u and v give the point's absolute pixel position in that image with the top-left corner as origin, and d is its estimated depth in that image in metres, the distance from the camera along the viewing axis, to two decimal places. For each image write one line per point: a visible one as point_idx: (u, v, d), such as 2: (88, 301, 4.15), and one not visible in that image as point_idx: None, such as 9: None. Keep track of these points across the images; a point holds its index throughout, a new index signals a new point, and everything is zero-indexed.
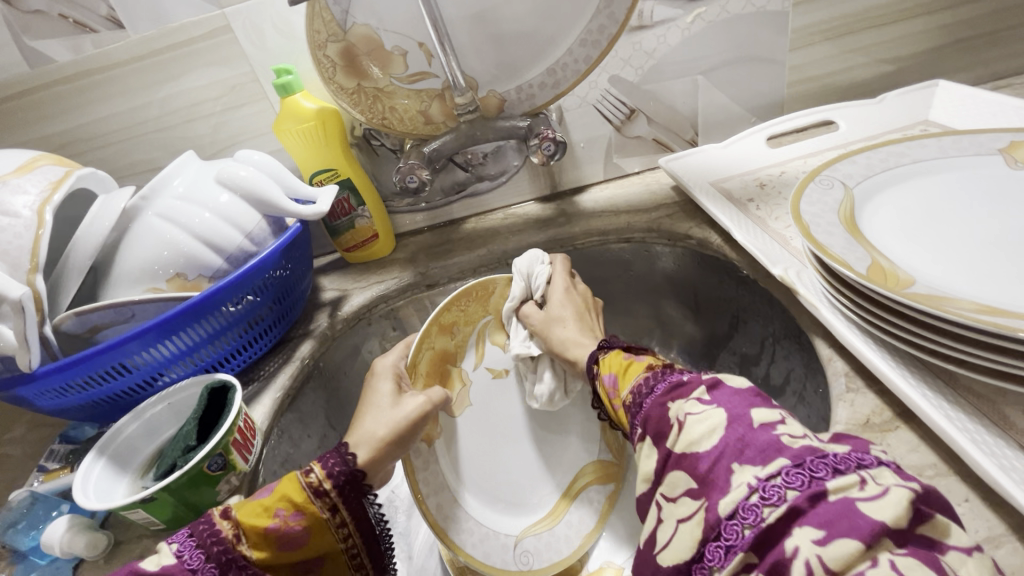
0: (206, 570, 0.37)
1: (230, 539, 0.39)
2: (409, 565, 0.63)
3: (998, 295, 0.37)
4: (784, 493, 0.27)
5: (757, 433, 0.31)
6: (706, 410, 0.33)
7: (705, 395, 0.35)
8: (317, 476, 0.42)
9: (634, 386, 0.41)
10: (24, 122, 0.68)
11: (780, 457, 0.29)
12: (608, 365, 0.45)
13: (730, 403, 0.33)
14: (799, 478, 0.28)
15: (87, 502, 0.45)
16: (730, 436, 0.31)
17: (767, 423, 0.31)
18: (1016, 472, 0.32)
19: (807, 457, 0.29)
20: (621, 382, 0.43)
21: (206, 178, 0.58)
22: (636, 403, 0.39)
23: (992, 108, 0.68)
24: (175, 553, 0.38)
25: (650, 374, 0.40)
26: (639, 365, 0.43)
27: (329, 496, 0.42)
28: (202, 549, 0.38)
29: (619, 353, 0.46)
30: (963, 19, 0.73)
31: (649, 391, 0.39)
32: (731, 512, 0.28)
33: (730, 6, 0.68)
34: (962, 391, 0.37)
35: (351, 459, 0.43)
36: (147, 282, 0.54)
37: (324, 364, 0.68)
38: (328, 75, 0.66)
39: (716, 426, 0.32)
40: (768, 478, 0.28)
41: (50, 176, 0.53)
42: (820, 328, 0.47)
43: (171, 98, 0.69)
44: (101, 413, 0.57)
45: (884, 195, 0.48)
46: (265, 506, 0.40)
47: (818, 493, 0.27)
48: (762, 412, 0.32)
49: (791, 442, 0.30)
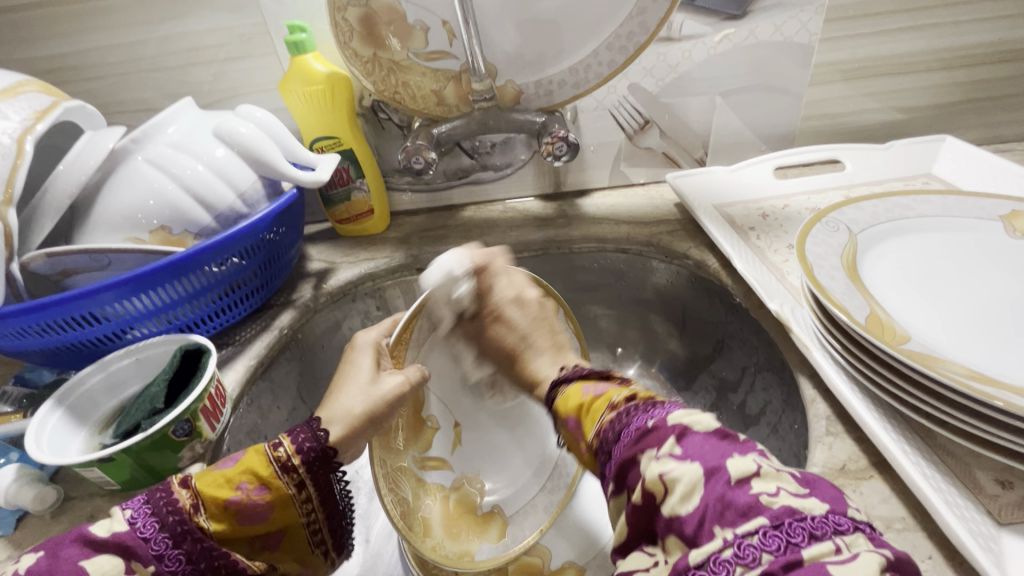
0: (160, 540, 0.35)
1: (188, 509, 0.37)
2: (364, 548, 0.62)
3: (987, 362, 0.38)
4: (760, 556, 0.25)
5: (735, 490, 0.28)
6: (680, 466, 0.30)
7: (676, 447, 0.32)
8: (286, 451, 0.41)
9: (600, 429, 0.38)
10: (11, 41, 0.64)
11: (759, 515, 0.27)
12: (567, 407, 0.43)
13: (703, 453, 0.30)
14: (775, 541, 0.26)
15: (39, 453, 0.43)
16: (710, 492, 0.29)
17: (744, 477, 0.29)
18: (983, 538, 0.33)
19: (786, 518, 0.26)
20: (585, 423, 0.40)
21: (203, 129, 0.55)
22: (605, 451, 0.37)
23: (993, 171, 0.69)
24: (129, 520, 0.36)
25: (614, 415, 0.38)
26: (602, 400, 0.40)
27: (296, 472, 0.41)
28: (157, 518, 0.36)
29: (579, 386, 0.44)
30: (978, 79, 0.75)
31: (615, 436, 0.36)
32: (701, 563, 0.27)
33: (759, 32, 0.68)
34: (938, 450, 0.38)
35: (322, 436, 0.42)
36: (128, 231, 0.51)
37: (302, 336, 0.66)
38: (344, 40, 0.63)
39: (693, 483, 0.29)
40: (745, 536, 0.26)
41: (35, 104, 0.50)
42: (806, 367, 0.48)
43: (174, 39, 0.65)
44: (61, 360, 0.54)
45: (886, 245, 0.49)
46: (228, 478, 0.39)
47: (793, 560, 0.25)
48: (739, 462, 0.29)
49: (770, 502, 0.27)
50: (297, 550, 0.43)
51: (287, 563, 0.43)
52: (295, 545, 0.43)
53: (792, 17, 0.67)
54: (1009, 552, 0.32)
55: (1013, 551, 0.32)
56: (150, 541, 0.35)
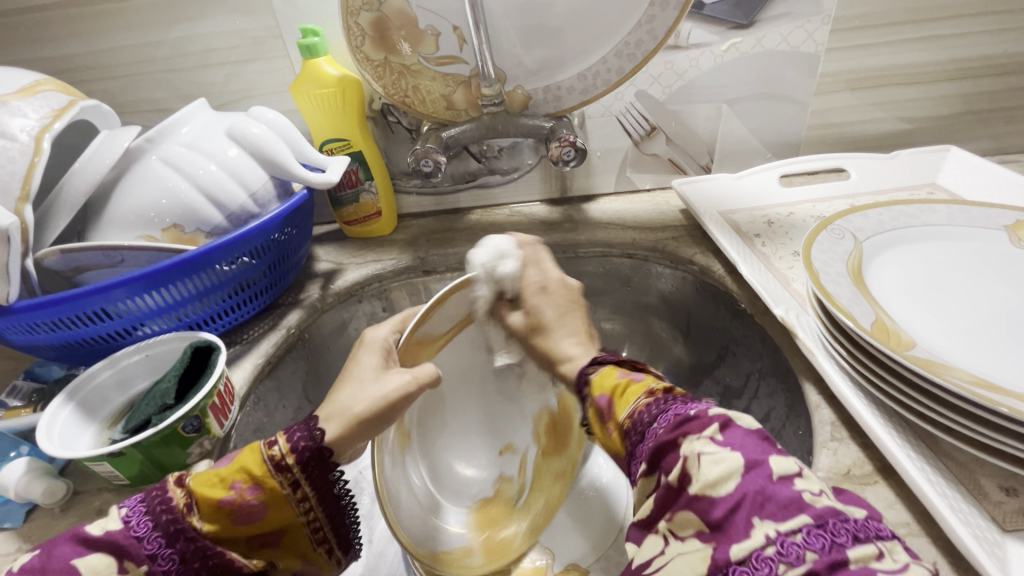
0: (153, 539, 0.36)
1: (181, 509, 0.37)
2: (368, 549, 0.63)
3: (989, 369, 0.38)
4: (804, 553, 0.26)
5: (778, 486, 0.29)
6: (721, 451, 0.31)
7: (718, 433, 0.32)
8: (280, 450, 0.40)
9: (633, 411, 0.38)
10: (28, 41, 0.65)
11: (802, 513, 0.28)
12: (601, 386, 0.42)
13: (744, 446, 0.31)
14: (820, 540, 0.27)
15: (49, 447, 0.44)
16: (749, 485, 0.29)
17: (786, 474, 0.30)
18: (987, 544, 0.33)
19: (830, 519, 0.28)
20: (618, 405, 0.40)
21: (217, 128, 0.56)
22: (639, 431, 0.36)
23: (997, 181, 0.69)
24: (123, 518, 0.37)
25: (651, 400, 0.38)
26: (639, 385, 0.40)
27: (291, 472, 0.40)
28: (150, 517, 0.37)
29: (613, 369, 0.43)
30: (983, 91, 0.75)
31: (652, 419, 0.36)
32: (743, 559, 0.27)
33: (766, 41, 0.69)
34: (943, 457, 0.38)
35: (318, 436, 0.42)
36: (141, 229, 0.52)
37: (309, 336, 0.67)
38: (356, 44, 0.64)
39: (732, 471, 0.30)
40: (789, 534, 0.27)
41: (53, 103, 0.50)
42: (811, 374, 0.48)
43: (189, 40, 0.66)
44: (72, 356, 0.54)
45: (892, 253, 0.49)
46: (221, 478, 0.39)
47: (839, 559, 0.26)
48: (781, 461, 0.30)
49: (813, 501, 0.28)
50: (298, 547, 0.43)
51: (289, 558, 0.43)
52: (295, 543, 0.43)
53: (798, 27, 0.68)
54: (1013, 559, 0.32)
55: (1018, 557, 0.32)
56: (144, 540, 0.36)
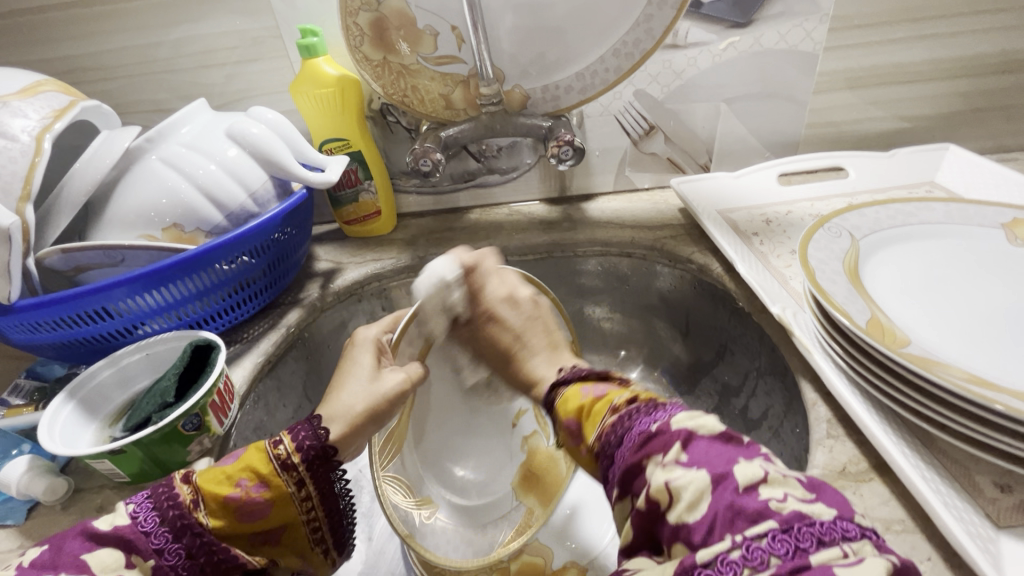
0: (160, 534, 0.36)
1: (188, 505, 0.38)
2: (368, 547, 0.63)
3: (985, 366, 0.38)
4: (768, 559, 0.26)
5: (745, 497, 0.29)
6: (688, 473, 0.31)
7: (683, 454, 0.32)
8: (286, 449, 0.41)
9: (601, 433, 0.39)
10: (29, 41, 0.66)
11: (769, 520, 0.28)
12: (567, 409, 0.43)
13: (710, 459, 0.31)
14: (784, 544, 0.27)
15: (50, 444, 0.44)
16: (719, 502, 0.29)
17: (751, 483, 0.29)
18: (981, 540, 0.33)
19: (796, 524, 0.27)
20: (586, 426, 0.41)
21: (217, 128, 0.56)
22: (609, 454, 0.38)
23: (996, 179, 0.69)
24: (131, 514, 0.37)
25: (616, 419, 0.39)
26: (603, 404, 0.41)
27: (295, 470, 0.41)
28: (158, 512, 0.37)
29: (578, 387, 0.44)
30: (981, 89, 0.75)
31: (618, 440, 0.37)
32: (707, 563, 0.27)
33: (764, 40, 0.69)
34: (938, 454, 0.38)
35: (322, 434, 0.42)
36: (142, 229, 0.52)
37: (309, 335, 0.67)
38: (355, 44, 0.64)
39: (700, 491, 0.30)
40: (754, 538, 0.27)
41: (54, 103, 0.51)
42: (808, 371, 0.49)
43: (189, 41, 0.66)
44: (73, 355, 0.55)
45: (889, 251, 0.49)
46: (228, 476, 0.39)
47: (802, 564, 0.26)
48: (747, 469, 0.30)
49: (780, 507, 0.28)
50: (297, 546, 0.43)
51: (289, 557, 0.43)
52: (296, 541, 0.43)
53: (796, 26, 0.68)
54: (1007, 555, 0.32)
55: (1011, 553, 0.32)
56: (151, 535, 0.36)
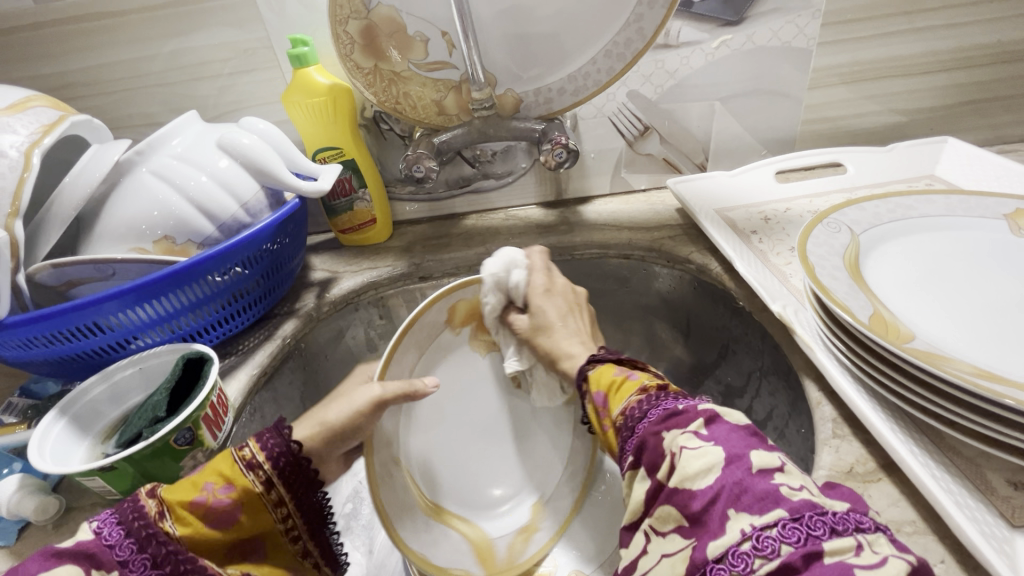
0: (125, 545, 0.34)
1: (153, 515, 0.36)
2: (369, 560, 0.62)
3: (990, 360, 0.37)
4: (779, 547, 0.26)
5: (757, 479, 0.29)
6: (703, 446, 0.32)
7: (703, 428, 0.33)
8: (250, 451, 0.40)
9: (626, 409, 0.39)
10: (21, 59, 0.66)
11: (779, 507, 0.28)
12: (598, 383, 0.44)
13: (727, 440, 0.32)
14: (795, 533, 0.27)
15: (41, 463, 0.43)
16: (729, 477, 0.30)
17: (766, 468, 0.30)
18: (995, 540, 0.32)
19: (806, 512, 0.27)
20: (614, 401, 0.41)
21: (207, 139, 0.56)
22: (630, 427, 0.38)
23: (997, 171, 0.68)
24: (95, 529, 0.35)
25: (643, 398, 0.39)
26: (633, 383, 0.41)
27: (262, 471, 0.40)
28: (122, 526, 0.35)
29: (611, 366, 0.45)
30: (980, 80, 0.74)
31: (643, 415, 0.37)
32: (719, 557, 0.27)
33: (756, 37, 0.68)
34: (948, 452, 0.37)
35: (288, 435, 0.42)
36: (132, 242, 0.52)
37: (305, 345, 0.66)
38: (345, 52, 0.64)
39: (712, 465, 0.30)
40: (764, 528, 0.27)
41: (43, 118, 0.51)
42: (811, 370, 0.48)
43: (181, 54, 0.66)
44: (66, 371, 0.54)
45: (889, 245, 0.48)
46: (195, 482, 0.39)
47: (813, 551, 0.26)
48: (763, 455, 0.30)
49: (791, 494, 0.28)
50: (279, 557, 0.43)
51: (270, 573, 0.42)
52: (275, 553, 0.42)
53: (790, 22, 0.68)
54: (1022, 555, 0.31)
55: None
56: (115, 547, 0.34)
